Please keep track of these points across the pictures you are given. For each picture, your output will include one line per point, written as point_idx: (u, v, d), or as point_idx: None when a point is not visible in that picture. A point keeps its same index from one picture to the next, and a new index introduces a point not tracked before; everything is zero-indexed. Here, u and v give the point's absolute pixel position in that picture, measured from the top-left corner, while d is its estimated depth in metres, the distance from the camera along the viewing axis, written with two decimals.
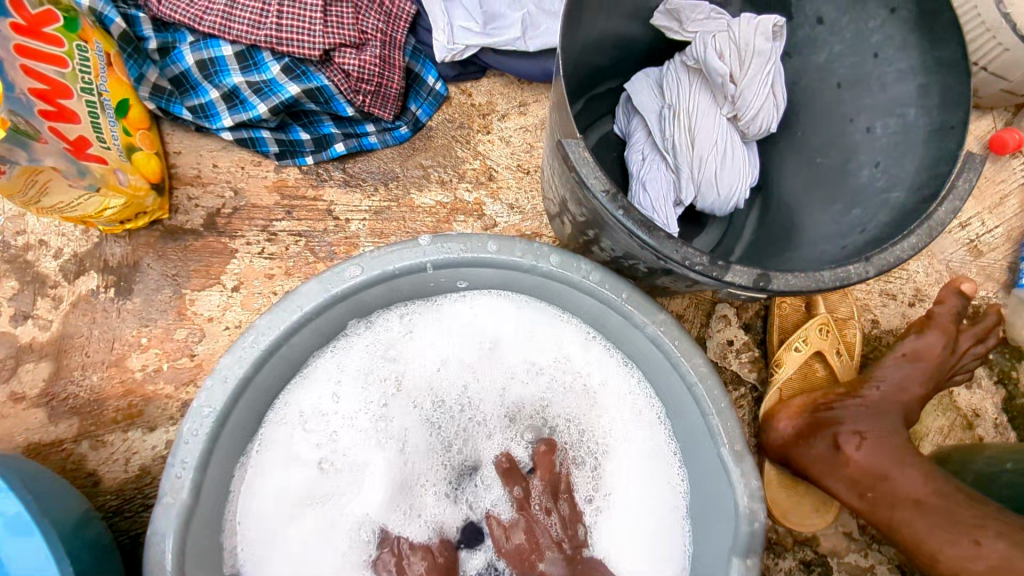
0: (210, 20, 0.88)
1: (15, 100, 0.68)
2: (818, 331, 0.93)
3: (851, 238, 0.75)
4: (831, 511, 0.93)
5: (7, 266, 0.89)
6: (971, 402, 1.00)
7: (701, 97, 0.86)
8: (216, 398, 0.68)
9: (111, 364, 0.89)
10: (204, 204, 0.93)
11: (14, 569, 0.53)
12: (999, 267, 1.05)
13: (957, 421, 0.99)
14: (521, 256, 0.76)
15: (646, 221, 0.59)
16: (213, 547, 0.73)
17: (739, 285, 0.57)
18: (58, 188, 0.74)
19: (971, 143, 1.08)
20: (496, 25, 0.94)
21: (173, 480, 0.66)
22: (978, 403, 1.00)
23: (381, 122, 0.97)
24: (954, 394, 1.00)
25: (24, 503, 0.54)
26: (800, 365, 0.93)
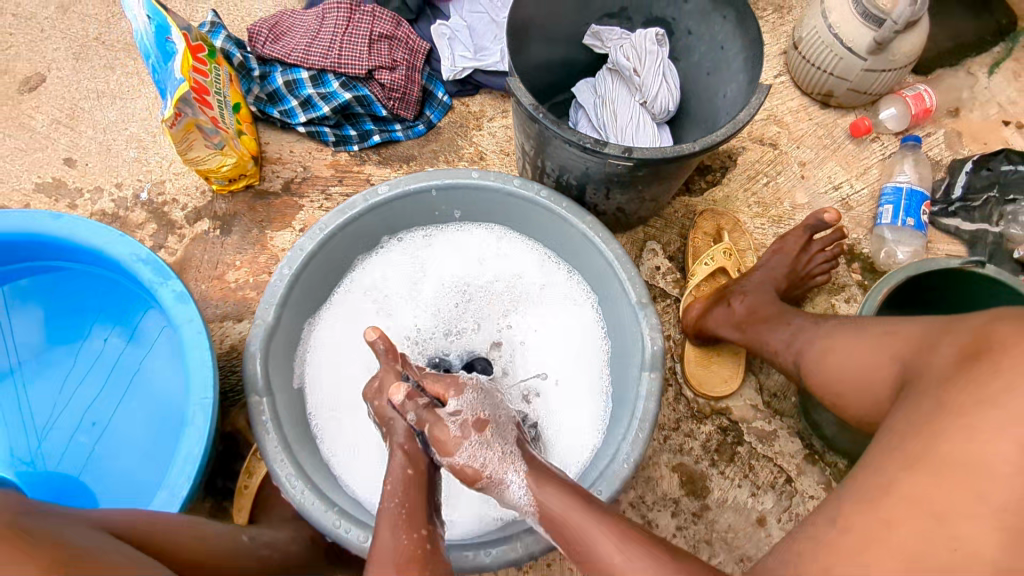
0: (295, 55, 1.34)
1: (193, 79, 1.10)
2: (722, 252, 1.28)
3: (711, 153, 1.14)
4: (736, 383, 1.24)
5: (150, 215, 1.31)
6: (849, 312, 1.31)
7: (619, 88, 1.27)
8: (294, 263, 1.05)
9: (215, 278, 1.27)
10: (283, 176, 1.35)
11: (178, 321, 0.91)
12: (866, 217, 1.39)
13: None
14: (494, 180, 1.13)
15: (557, 123, 0.96)
16: (288, 368, 1.07)
17: (613, 153, 0.94)
18: (199, 145, 1.15)
19: (839, 132, 1.46)
20: (483, 53, 1.39)
21: (263, 309, 1.02)
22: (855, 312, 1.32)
23: (405, 122, 1.40)
24: (837, 308, 1.31)
25: (184, 284, 0.92)
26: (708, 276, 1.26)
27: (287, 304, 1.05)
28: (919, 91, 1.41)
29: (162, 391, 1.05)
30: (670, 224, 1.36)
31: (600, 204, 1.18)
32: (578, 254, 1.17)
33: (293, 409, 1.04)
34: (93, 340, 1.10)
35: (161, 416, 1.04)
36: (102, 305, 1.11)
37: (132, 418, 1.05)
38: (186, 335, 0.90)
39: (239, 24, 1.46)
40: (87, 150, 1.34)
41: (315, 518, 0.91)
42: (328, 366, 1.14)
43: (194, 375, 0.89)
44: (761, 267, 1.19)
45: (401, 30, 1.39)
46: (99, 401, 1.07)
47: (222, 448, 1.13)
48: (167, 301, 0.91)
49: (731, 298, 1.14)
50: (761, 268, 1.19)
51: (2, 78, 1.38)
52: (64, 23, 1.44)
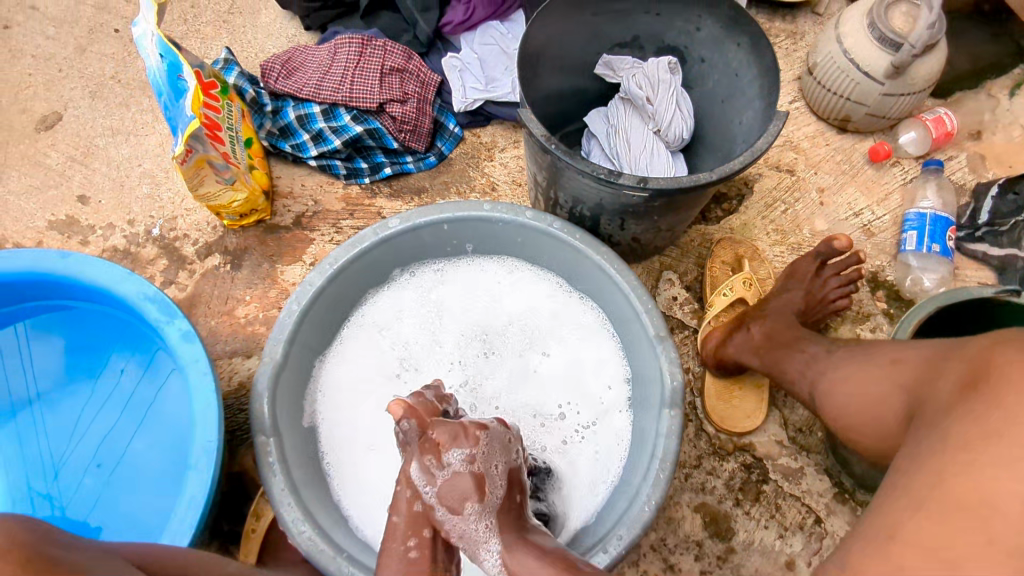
0: (307, 90, 1.35)
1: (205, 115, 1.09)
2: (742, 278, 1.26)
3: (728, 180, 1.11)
4: (760, 417, 1.19)
5: (162, 250, 1.30)
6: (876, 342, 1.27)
7: (632, 117, 1.25)
8: (302, 300, 1.03)
9: (225, 313, 1.26)
10: (294, 210, 1.35)
11: (184, 360, 0.88)
12: (889, 243, 1.35)
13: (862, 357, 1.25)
14: (506, 212, 1.11)
15: (570, 153, 0.94)
16: (297, 406, 1.05)
17: (627, 184, 0.92)
18: (209, 181, 1.15)
19: (858, 157, 1.43)
20: (494, 84, 1.39)
21: (272, 347, 1.00)
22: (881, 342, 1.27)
23: (416, 154, 1.39)
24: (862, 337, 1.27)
25: (190, 323, 0.90)
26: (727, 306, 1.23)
27: (295, 341, 1.03)
28: (940, 114, 1.38)
29: (172, 425, 1.03)
30: (686, 253, 1.33)
31: (615, 234, 1.15)
32: (592, 284, 1.15)
33: (302, 448, 1.02)
34: (109, 372, 1.08)
35: (175, 449, 1.02)
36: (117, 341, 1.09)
37: (141, 456, 1.03)
38: (191, 375, 0.88)
39: (252, 60, 1.47)
40: (101, 186, 1.35)
41: (322, 565, 0.87)
42: (340, 403, 1.11)
43: (199, 417, 0.86)
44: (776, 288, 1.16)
45: (412, 63, 1.39)
46: (111, 435, 1.05)
47: (230, 489, 1.10)
48: (173, 339, 0.89)
49: (750, 323, 1.10)
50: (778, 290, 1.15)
51: (20, 118, 1.40)
52: (82, 62, 1.46)
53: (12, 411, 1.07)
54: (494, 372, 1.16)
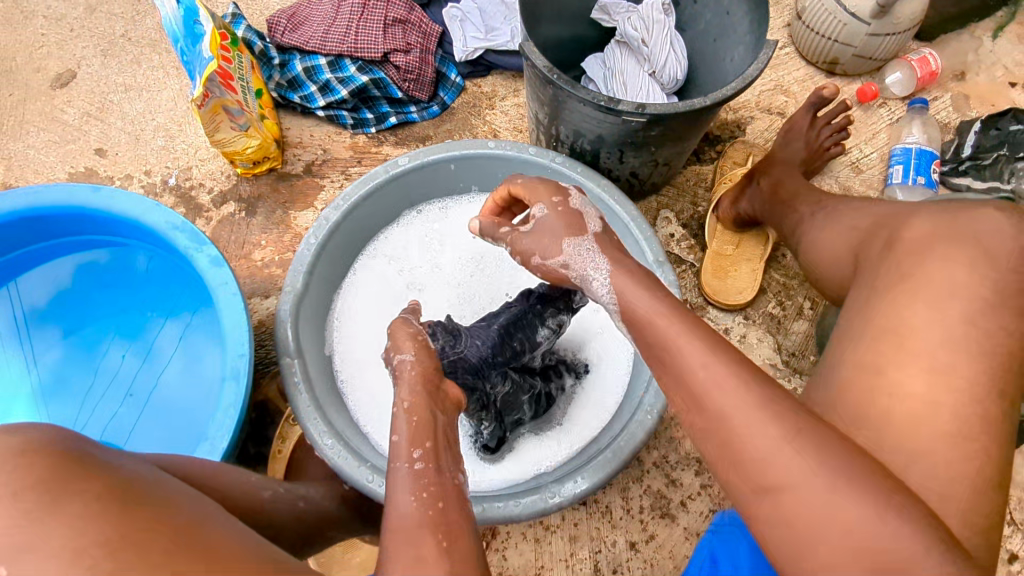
0: (314, 42, 1.39)
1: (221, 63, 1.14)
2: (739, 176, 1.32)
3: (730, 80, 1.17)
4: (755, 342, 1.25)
5: (179, 199, 1.36)
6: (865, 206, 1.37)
7: (628, 60, 1.30)
8: (319, 234, 1.08)
9: (242, 257, 1.31)
10: (304, 158, 1.40)
11: (213, 283, 0.94)
12: (876, 179, 1.41)
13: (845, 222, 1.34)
14: (510, 149, 1.16)
15: (571, 83, 1.00)
16: (317, 332, 1.11)
17: (626, 110, 0.97)
18: (225, 128, 1.20)
19: (846, 99, 1.48)
20: (494, 34, 1.43)
21: (293, 277, 1.06)
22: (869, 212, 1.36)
23: (420, 103, 1.44)
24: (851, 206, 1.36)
25: (218, 250, 0.95)
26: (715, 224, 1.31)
27: (313, 273, 1.09)
28: (924, 54, 1.44)
29: (178, 404, 1.08)
30: (682, 193, 1.38)
31: (614, 168, 1.20)
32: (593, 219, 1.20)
33: (323, 373, 1.08)
34: (111, 358, 1.12)
35: (185, 421, 1.06)
36: (125, 316, 1.15)
37: (148, 434, 1.06)
38: (220, 297, 0.93)
39: (258, 16, 1.52)
40: (117, 140, 1.40)
41: (348, 472, 0.94)
42: (355, 331, 1.17)
43: (231, 335, 0.92)
44: (768, 165, 1.21)
45: (413, 15, 1.43)
46: (115, 414, 1.08)
47: (255, 416, 1.16)
48: (203, 264, 0.95)
49: (760, 179, 1.19)
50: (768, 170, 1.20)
51: (35, 76, 1.44)
52: (92, 22, 1.50)
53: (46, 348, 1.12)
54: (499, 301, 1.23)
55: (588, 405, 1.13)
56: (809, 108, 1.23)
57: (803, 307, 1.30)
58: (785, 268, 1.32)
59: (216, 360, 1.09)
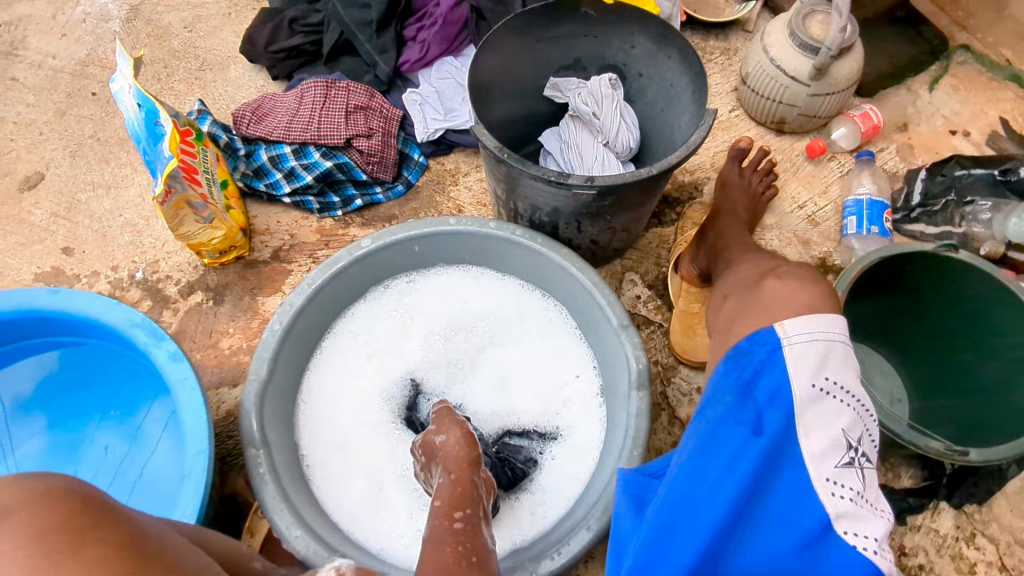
0: (278, 132, 1.43)
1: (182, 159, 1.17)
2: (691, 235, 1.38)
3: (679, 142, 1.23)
4: None
5: (145, 292, 1.36)
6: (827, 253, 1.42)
7: (583, 132, 1.35)
8: (284, 319, 1.09)
9: (210, 346, 1.30)
10: (271, 244, 1.41)
11: (171, 378, 0.93)
12: (834, 230, 1.44)
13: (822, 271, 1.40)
14: (471, 224, 1.18)
15: (522, 161, 1.03)
16: (285, 416, 1.10)
17: (576, 184, 1.00)
18: (189, 221, 1.22)
19: (797, 155, 1.54)
20: (453, 114, 1.49)
21: (258, 365, 1.05)
22: (845, 262, 1.40)
23: (385, 184, 1.47)
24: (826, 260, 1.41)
25: (177, 344, 0.95)
26: (677, 281, 1.33)
27: (279, 358, 1.08)
28: (865, 110, 1.50)
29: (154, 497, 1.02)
30: (645, 255, 1.40)
31: (573, 237, 1.23)
32: (557, 286, 1.22)
33: (289, 461, 1.05)
34: (92, 449, 1.09)
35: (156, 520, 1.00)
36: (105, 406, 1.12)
37: None
38: (180, 391, 0.92)
39: (225, 110, 1.57)
40: (84, 238, 1.41)
41: (317, 565, 0.91)
42: (323, 410, 1.16)
43: (191, 429, 0.90)
44: (721, 223, 1.25)
45: (375, 100, 1.48)
46: None
47: (224, 512, 1.12)
48: (163, 360, 0.94)
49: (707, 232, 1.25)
50: (712, 225, 1.26)
51: (4, 180, 1.47)
52: (62, 125, 1.54)
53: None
54: (469, 371, 1.22)
55: (562, 478, 1.11)
56: (734, 160, 1.33)
57: None
58: None
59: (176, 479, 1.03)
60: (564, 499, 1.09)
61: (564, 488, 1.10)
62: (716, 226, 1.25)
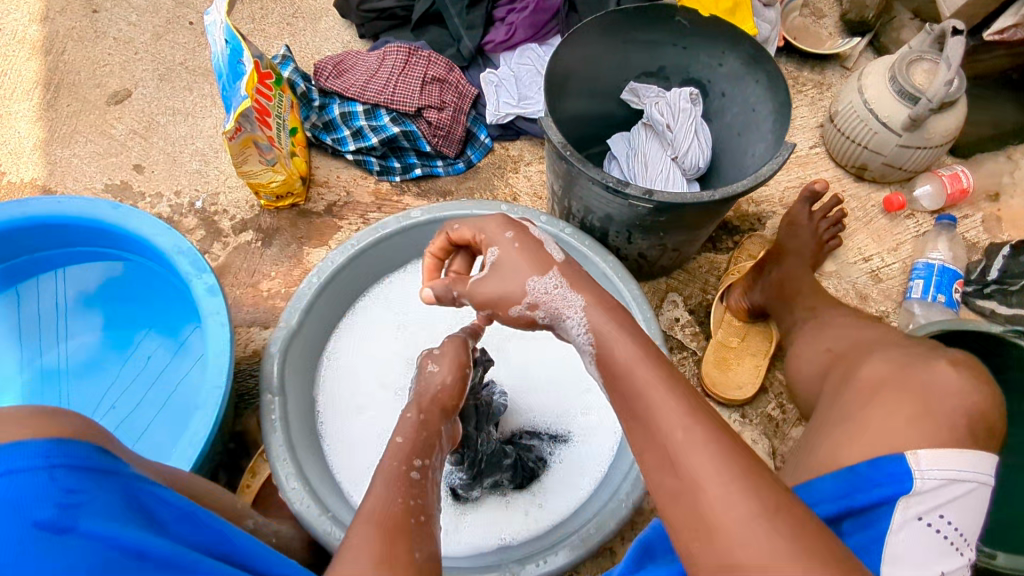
0: (354, 89, 1.45)
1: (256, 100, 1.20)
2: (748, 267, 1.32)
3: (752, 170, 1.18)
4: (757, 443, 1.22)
5: (201, 222, 1.40)
6: (882, 310, 1.35)
7: (653, 143, 1.31)
8: (322, 273, 1.12)
9: (250, 286, 1.34)
10: (327, 198, 1.44)
11: (205, 311, 0.96)
12: (896, 290, 1.37)
13: None
14: (520, 214, 1.18)
15: (583, 161, 1.02)
16: (307, 369, 1.13)
17: (634, 194, 0.98)
18: (254, 161, 1.25)
19: (872, 207, 1.46)
20: (527, 102, 1.47)
21: (289, 314, 1.08)
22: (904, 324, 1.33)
23: (447, 159, 1.48)
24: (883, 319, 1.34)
25: (216, 279, 0.98)
26: (721, 310, 1.30)
27: (311, 311, 1.11)
28: (956, 171, 1.41)
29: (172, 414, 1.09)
30: (692, 277, 1.37)
31: (622, 247, 1.20)
32: (595, 291, 1.20)
33: (303, 411, 1.09)
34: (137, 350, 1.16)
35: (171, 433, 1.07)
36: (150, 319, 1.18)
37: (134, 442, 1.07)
38: (210, 325, 0.96)
39: (309, 60, 1.60)
40: (156, 159, 1.46)
41: (307, 519, 0.94)
42: (345, 371, 1.18)
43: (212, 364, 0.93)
44: (786, 266, 1.21)
45: (453, 75, 1.49)
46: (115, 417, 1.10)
47: (233, 446, 1.16)
48: (199, 292, 0.97)
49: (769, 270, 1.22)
50: (776, 265, 1.22)
51: (95, 91, 1.54)
52: (156, 48, 1.60)
53: (51, 348, 1.15)
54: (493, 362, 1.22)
55: (565, 483, 1.10)
56: (804, 201, 1.27)
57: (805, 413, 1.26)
58: None
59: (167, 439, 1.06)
60: (562, 507, 1.07)
61: (562, 495, 1.09)
62: (782, 268, 1.21)
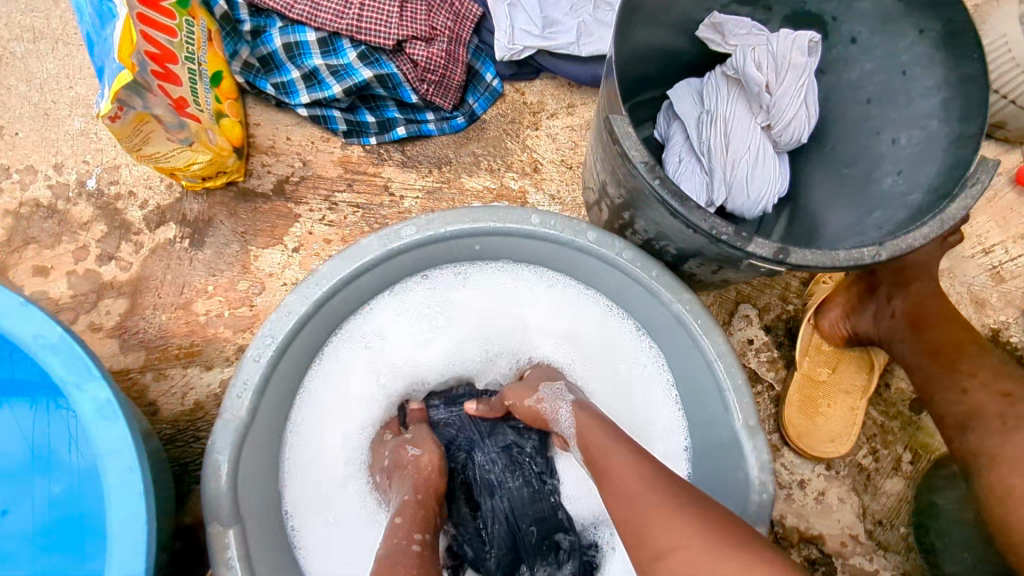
0: (300, 8, 0.98)
1: (138, 55, 0.77)
2: (849, 274, 1.01)
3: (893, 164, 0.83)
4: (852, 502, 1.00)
5: (98, 211, 1.00)
6: (1000, 320, 1.08)
7: (737, 105, 0.91)
8: (278, 332, 0.76)
9: (179, 307, 0.97)
10: (276, 171, 1.03)
11: (99, 447, 0.62)
12: (1019, 294, 1.09)
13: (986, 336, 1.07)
14: (560, 231, 0.82)
15: (679, 192, 0.66)
16: (270, 455, 0.82)
17: (758, 254, 0.64)
18: (158, 140, 0.82)
19: (998, 175, 1.12)
20: (554, 29, 1.03)
21: (235, 400, 0.74)
22: None
23: (440, 112, 1.06)
24: (1001, 333, 1.07)
25: (114, 390, 0.63)
26: (808, 332, 1.01)
27: (269, 383, 0.77)
28: None
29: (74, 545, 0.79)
30: (770, 282, 1.06)
31: (701, 275, 0.86)
32: (659, 329, 0.88)
33: (264, 522, 0.78)
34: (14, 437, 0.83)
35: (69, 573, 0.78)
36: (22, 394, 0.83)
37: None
38: (109, 474, 0.61)
39: None
40: (20, 114, 1.02)
41: None
42: (321, 440, 0.88)
43: (117, 540, 0.60)
44: (920, 295, 0.90)
45: None
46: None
47: (180, 547, 0.87)
48: (85, 413, 0.62)
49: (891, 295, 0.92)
50: (903, 291, 0.91)
51: None
52: None
53: None
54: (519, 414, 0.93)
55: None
56: None
57: (900, 460, 1.02)
58: (887, 405, 1.04)
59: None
60: None
61: None
62: (913, 297, 0.90)
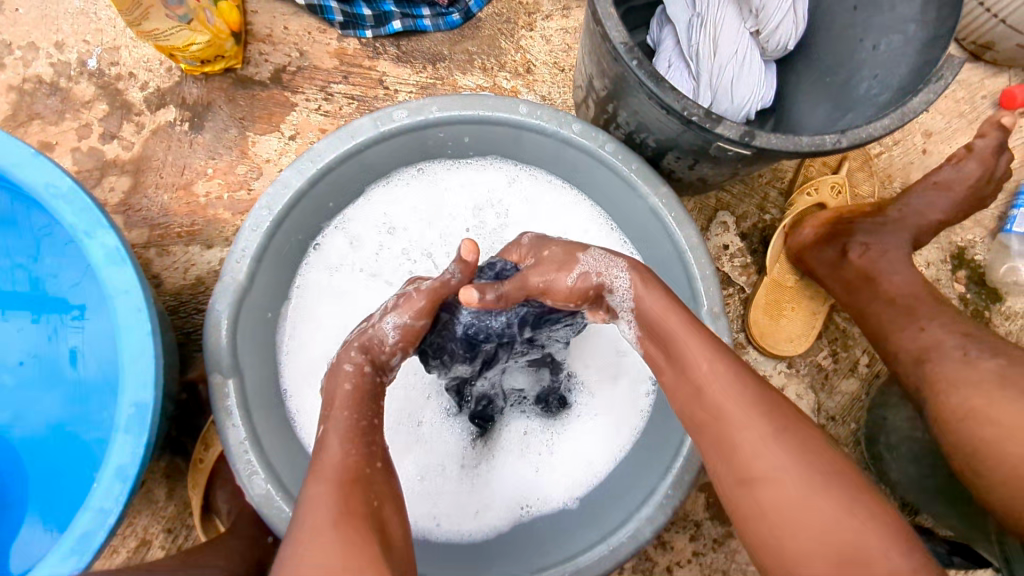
0: None
1: None
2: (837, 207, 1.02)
3: (872, 69, 0.85)
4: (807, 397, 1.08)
5: (100, 90, 1.02)
6: (967, 238, 1.12)
7: (727, 9, 0.92)
8: (275, 204, 0.81)
9: (180, 187, 1.02)
10: (273, 60, 1.05)
11: (110, 288, 0.68)
12: (989, 215, 1.12)
13: (950, 253, 1.11)
14: (545, 121, 0.85)
15: (654, 74, 0.69)
16: (267, 324, 0.88)
17: (727, 136, 0.69)
18: (157, 16, 0.86)
19: (982, 98, 1.14)
20: None
21: (234, 264, 0.79)
22: (992, 258, 1.11)
23: (436, 8, 1.08)
24: (967, 251, 1.12)
25: (120, 238, 0.69)
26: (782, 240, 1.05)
27: (266, 252, 0.82)
28: None
29: (88, 388, 0.88)
30: (749, 191, 1.10)
31: (679, 171, 0.90)
32: (639, 227, 0.92)
33: (262, 381, 0.85)
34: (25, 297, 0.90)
35: (86, 411, 0.88)
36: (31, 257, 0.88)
37: (45, 410, 0.89)
38: (119, 311, 0.68)
39: None
40: None
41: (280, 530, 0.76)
42: (318, 313, 0.94)
43: (129, 369, 0.68)
44: (877, 248, 0.93)
45: None
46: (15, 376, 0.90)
47: (186, 399, 0.96)
48: (96, 258, 0.68)
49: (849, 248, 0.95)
50: (863, 245, 0.94)
51: None
52: None
53: None
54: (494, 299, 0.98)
55: (577, 453, 0.90)
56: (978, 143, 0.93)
57: (858, 363, 1.09)
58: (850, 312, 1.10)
59: (33, 536, 0.85)
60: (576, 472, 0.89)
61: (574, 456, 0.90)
62: (868, 251, 0.93)
